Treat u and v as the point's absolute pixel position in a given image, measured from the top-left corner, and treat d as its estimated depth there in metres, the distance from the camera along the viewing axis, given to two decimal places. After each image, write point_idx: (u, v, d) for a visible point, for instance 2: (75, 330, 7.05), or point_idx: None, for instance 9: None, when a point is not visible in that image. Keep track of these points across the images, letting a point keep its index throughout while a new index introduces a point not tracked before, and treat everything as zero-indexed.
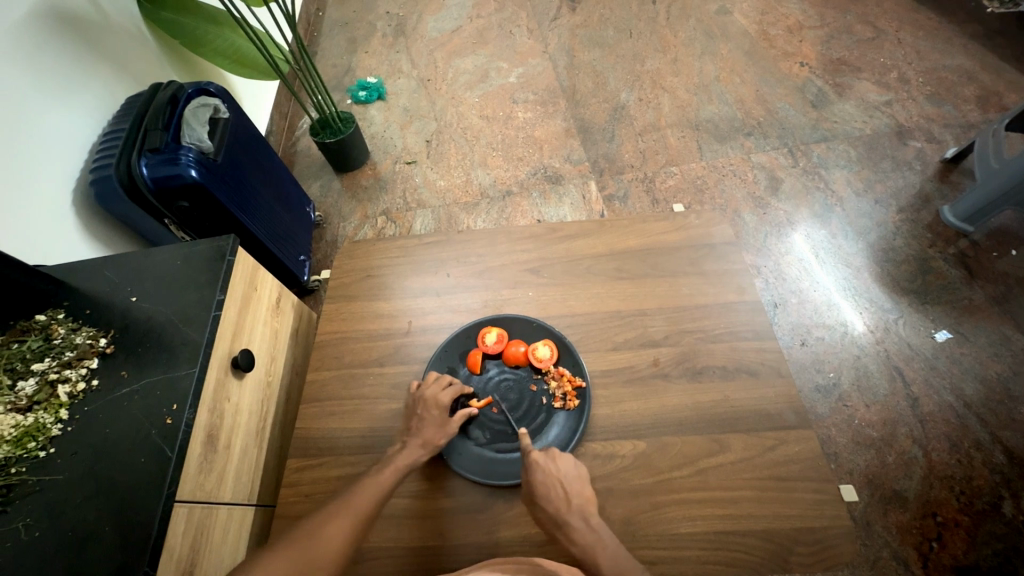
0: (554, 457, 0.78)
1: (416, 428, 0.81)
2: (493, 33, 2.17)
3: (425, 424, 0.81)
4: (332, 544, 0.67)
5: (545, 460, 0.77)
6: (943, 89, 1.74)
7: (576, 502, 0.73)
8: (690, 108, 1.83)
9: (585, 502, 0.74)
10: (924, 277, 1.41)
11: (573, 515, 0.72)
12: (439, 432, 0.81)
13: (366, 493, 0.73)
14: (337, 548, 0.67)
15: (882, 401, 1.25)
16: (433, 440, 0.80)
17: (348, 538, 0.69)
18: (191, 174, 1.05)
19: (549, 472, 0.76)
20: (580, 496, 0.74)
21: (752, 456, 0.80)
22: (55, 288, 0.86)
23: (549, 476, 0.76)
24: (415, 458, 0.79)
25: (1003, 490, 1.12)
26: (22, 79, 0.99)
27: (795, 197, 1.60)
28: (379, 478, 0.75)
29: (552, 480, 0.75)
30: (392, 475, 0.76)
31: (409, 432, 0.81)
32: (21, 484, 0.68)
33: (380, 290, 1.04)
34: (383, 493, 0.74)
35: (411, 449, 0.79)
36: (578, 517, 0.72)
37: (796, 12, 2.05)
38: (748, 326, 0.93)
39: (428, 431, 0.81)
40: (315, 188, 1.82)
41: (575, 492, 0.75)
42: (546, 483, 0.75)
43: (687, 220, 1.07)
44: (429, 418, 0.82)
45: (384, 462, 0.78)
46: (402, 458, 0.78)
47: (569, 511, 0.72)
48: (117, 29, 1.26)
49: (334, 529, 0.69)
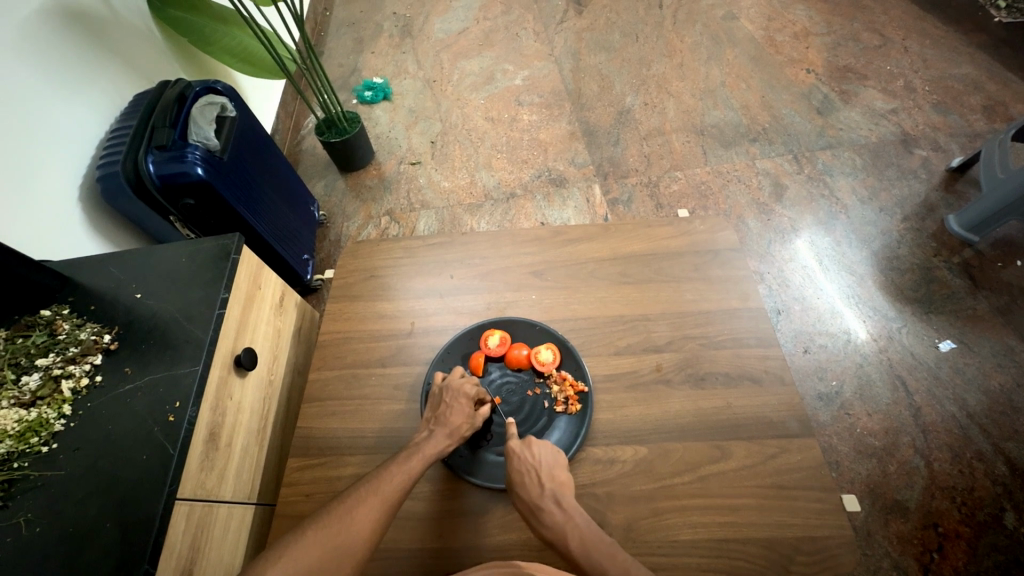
0: (530, 444, 0.79)
1: (442, 418, 0.80)
2: (499, 35, 2.17)
3: (452, 411, 0.80)
4: (362, 528, 0.66)
5: (520, 448, 0.79)
6: (949, 97, 1.74)
7: (548, 486, 0.74)
8: (696, 113, 1.83)
9: (558, 486, 0.74)
10: (928, 286, 1.40)
11: (545, 499, 0.72)
12: (467, 420, 0.81)
13: (393, 480, 0.72)
14: (367, 534, 0.66)
15: (885, 410, 1.25)
16: (459, 430, 0.79)
17: (377, 523, 0.68)
18: (197, 172, 1.05)
19: (524, 459, 0.78)
20: (553, 480, 0.75)
21: (753, 464, 0.80)
22: (61, 284, 0.86)
23: (524, 463, 0.77)
24: (443, 447, 0.78)
25: (1005, 502, 1.11)
26: (31, 75, 0.99)
27: (800, 204, 1.60)
28: (404, 469, 0.74)
29: (527, 468, 0.76)
30: (419, 462, 0.75)
31: (435, 422, 0.80)
32: (23, 479, 0.68)
33: (383, 290, 1.04)
34: (409, 481, 0.73)
35: (438, 438, 0.78)
36: (550, 501, 0.72)
37: (803, 19, 2.05)
38: (751, 333, 0.92)
39: (455, 420, 0.80)
40: (320, 187, 1.82)
41: (549, 476, 0.75)
42: (520, 469, 0.76)
43: (691, 225, 1.07)
44: (457, 406, 0.81)
45: (410, 451, 0.77)
46: (428, 447, 0.77)
47: (539, 496, 0.72)
48: (126, 25, 1.26)
49: (364, 516, 0.67)
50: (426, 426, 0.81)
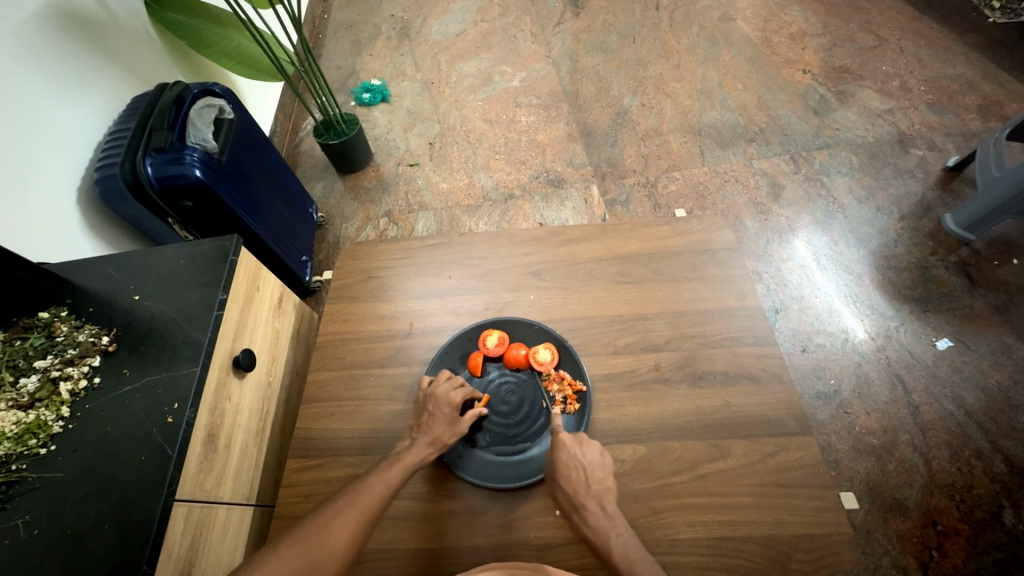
0: (581, 442, 0.78)
1: (425, 426, 0.80)
2: (497, 37, 2.18)
3: (434, 420, 0.80)
4: (338, 540, 0.66)
5: (571, 443, 0.77)
6: (944, 97, 1.75)
7: (595, 488, 0.73)
8: (693, 113, 1.83)
9: (604, 490, 0.73)
10: (925, 285, 1.41)
11: (590, 500, 0.72)
12: (449, 429, 0.80)
13: (374, 489, 0.72)
14: (344, 546, 0.66)
15: (883, 409, 1.25)
16: (441, 438, 0.79)
17: (354, 535, 0.67)
18: (196, 173, 1.05)
19: (574, 454, 0.76)
20: (600, 483, 0.74)
21: (752, 462, 0.80)
22: (59, 286, 0.86)
23: (572, 458, 0.76)
24: (425, 455, 0.77)
25: (1004, 500, 1.12)
26: (30, 79, 1.00)
27: (797, 204, 1.60)
28: (386, 478, 0.73)
29: (575, 464, 0.76)
30: (400, 471, 0.74)
31: (418, 430, 0.80)
32: (21, 481, 0.68)
33: (382, 291, 1.04)
34: (391, 489, 0.73)
35: (419, 446, 0.78)
36: (594, 504, 0.72)
37: (799, 20, 2.06)
38: (748, 332, 0.93)
39: (437, 429, 0.80)
40: (318, 189, 1.82)
41: (597, 479, 0.74)
42: (568, 464, 0.76)
43: (688, 225, 1.07)
44: (439, 415, 0.81)
45: (391, 459, 0.76)
46: (409, 455, 0.76)
47: (586, 496, 0.72)
48: (124, 28, 1.27)
49: (342, 526, 0.67)
50: (409, 434, 0.81)
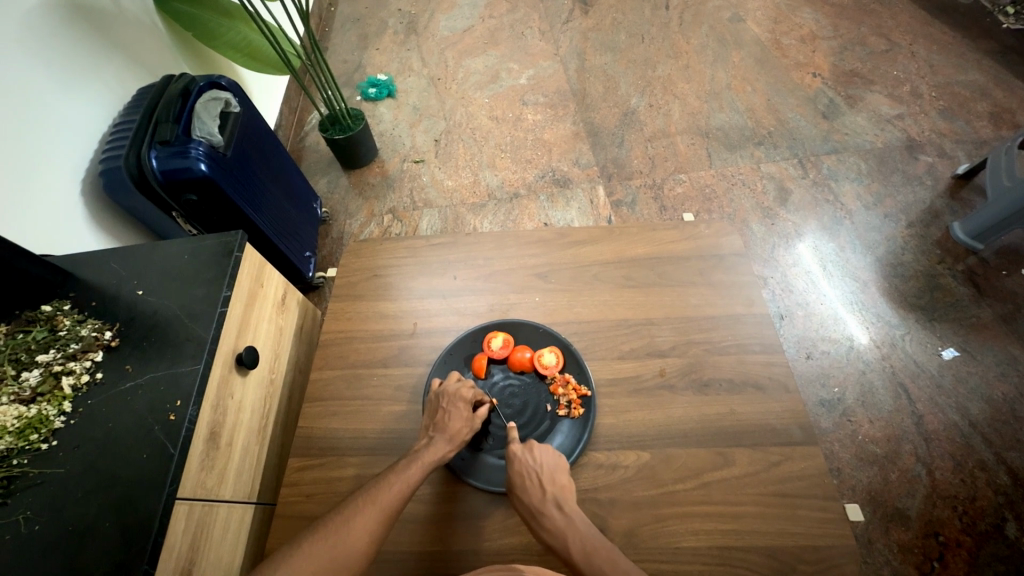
0: (531, 448, 0.79)
1: (442, 424, 0.80)
2: (504, 34, 2.16)
3: (450, 417, 0.80)
4: (359, 539, 0.66)
5: (522, 451, 0.79)
6: (955, 104, 1.73)
7: (550, 491, 0.74)
8: (701, 115, 1.82)
9: (559, 490, 0.74)
10: (932, 294, 1.40)
11: (547, 504, 0.72)
12: (466, 425, 0.80)
13: (392, 488, 0.71)
14: (364, 545, 0.66)
15: (887, 418, 1.24)
16: (458, 435, 0.79)
17: (374, 534, 0.67)
18: (200, 168, 1.04)
19: (525, 461, 0.78)
20: (554, 484, 0.75)
21: (756, 471, 0.80)
22: (62, 279, 0.85)
23: (524, 466, 0.77)
24: (443, 454, 0.77)
25: (1007, 512, 1.11)
26: (35, 69, 0.99)
27: (805, 209, 1.59)
28: (404, 477, 0.73)
29: (527, 470, 0.76)
30: (419, 470, 0.74)
31: (434, 428, 0.80)
32: (22, 476, 0.67)
33: (386, 290, 1.04)
34: (408, 488, 0.72)
35: (437, 445, 0.78)
36: (551, 506, 0.72)
37: (810, 22, 2.04)
38: (756, 340, 0.92)
39: (454, 425, 0.79)
40: (322, 184, 1.81)
41: (550, 480, 0.75)
42: (521, 472, 0.76)
43: (696, 229, 1.06)
44: (454, 412, 0.80)
45: (410, 457, 0.76)
46: (428, 454, 0.76)
47: (541, 501, 0.73)
48: (130, 18, 1.26)
49: (361, 524, 0.67)
50: (425, 433, 0.80)
